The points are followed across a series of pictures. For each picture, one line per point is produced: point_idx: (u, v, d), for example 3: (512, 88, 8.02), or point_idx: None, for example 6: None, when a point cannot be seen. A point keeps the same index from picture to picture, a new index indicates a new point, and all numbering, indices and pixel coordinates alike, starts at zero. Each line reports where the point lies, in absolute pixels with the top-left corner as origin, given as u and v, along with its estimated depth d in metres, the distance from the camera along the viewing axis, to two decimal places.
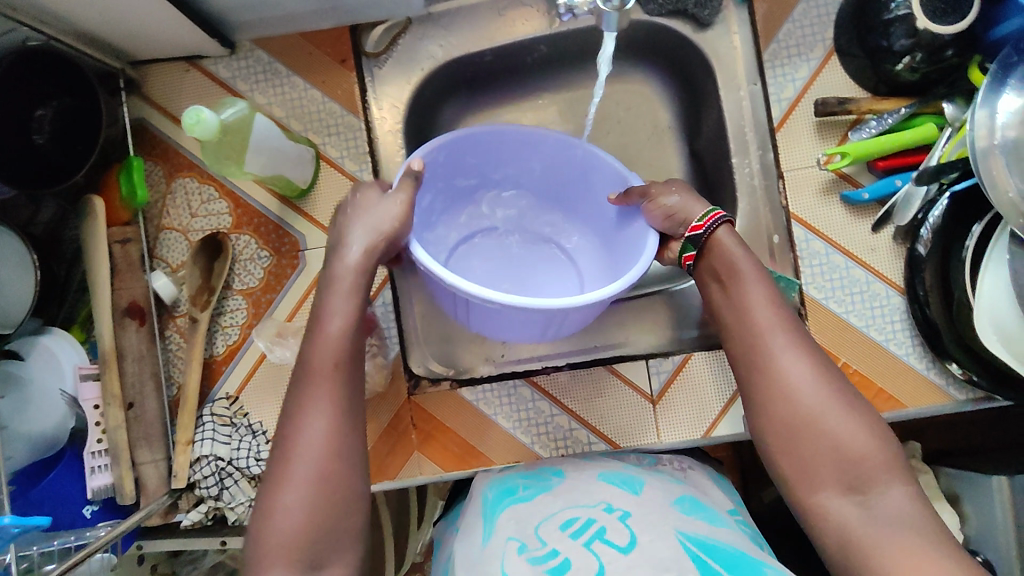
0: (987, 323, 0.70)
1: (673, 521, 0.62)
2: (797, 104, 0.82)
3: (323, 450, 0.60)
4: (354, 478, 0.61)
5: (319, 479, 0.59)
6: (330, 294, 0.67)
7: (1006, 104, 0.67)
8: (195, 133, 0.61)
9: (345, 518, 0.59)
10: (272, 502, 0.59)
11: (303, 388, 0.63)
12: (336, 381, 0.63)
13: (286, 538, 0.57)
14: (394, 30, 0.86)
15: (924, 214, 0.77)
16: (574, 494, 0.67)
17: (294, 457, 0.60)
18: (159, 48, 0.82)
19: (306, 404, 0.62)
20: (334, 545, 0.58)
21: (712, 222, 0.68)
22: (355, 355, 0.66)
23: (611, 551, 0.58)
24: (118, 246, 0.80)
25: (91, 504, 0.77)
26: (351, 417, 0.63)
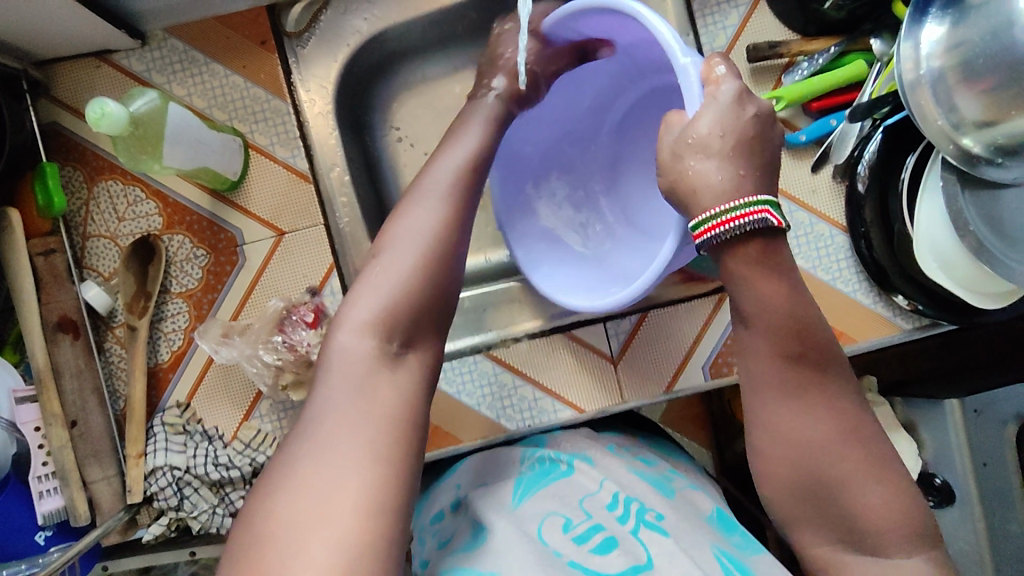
0: (926, 251, 0.72)
1: (707, 533, 0.60)
2: (731, 52, 0.81)
3: (432, 236, 0.60)
4: (449, 286, 0.61)
5: (421, 261, 0.59)
6: (473, 117, 0.70)
7: (929, 34, 0.68)
8: (101, 127, 0.58)
9: (429, 311, 0.59)
10: (384, 267, 0.59)
11: (425, 180, 0.65)
12: (460, 188, 0.64)
13: (378, 302, 0.57)
14: (315, 7, 0.82)
15: (860, 151, 0.78)
16: (615, 478, 0.67)
17: (384, 248, 0.60)
18: (63, 45, 0.77)
19: (421, 200, 0.63)
20: (417, 336, 0.58)
21: (743, 218, 0.53)
22: (478, 178, 0.66)
23: (657, 538, 0.58)
24: (41, 259, 0.76)
25: (43, 529, 0.73)
26: (464, 233, 0.63)
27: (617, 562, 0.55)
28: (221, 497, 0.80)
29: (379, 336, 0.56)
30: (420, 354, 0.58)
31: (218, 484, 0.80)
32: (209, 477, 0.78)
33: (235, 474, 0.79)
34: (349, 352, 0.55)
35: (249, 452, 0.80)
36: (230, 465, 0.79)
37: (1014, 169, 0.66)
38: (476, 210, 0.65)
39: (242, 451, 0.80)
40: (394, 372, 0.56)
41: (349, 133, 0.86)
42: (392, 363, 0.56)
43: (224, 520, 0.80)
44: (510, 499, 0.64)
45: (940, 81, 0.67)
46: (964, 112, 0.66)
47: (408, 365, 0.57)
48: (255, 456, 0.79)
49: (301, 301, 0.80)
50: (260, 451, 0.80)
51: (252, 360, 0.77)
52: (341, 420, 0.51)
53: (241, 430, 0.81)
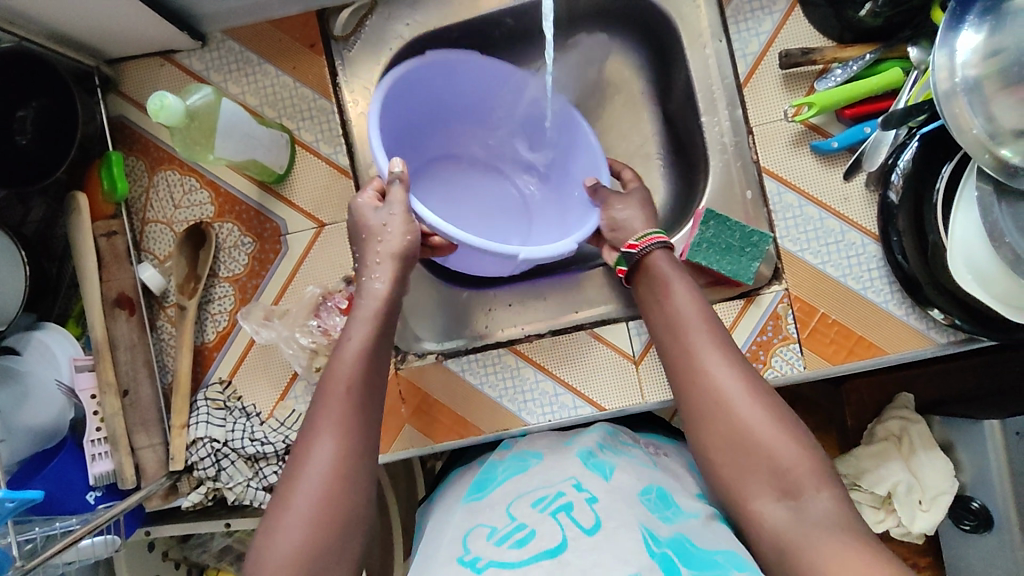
0: (960, 262, 0.71)
1: (638, 512, 0.60)
2: (763, 58, 0.81)
3: (332, 468, 0.58)
4: (353, 511, 0.58)
5: (324, 497, 0.57)
6: (356, 317, 0.67)
7: (966, 43, 0.68)
8: (161, 118, 0.63)
9: (340, 544, 0.57)
10: (281, 512, 0.57)
11: (320, 403, 0.62)
12: (347, 405, 0.62)
13: (284, 551, 0.55)
14: (361, 12, 0.87)
15: (895, 158, 0.76)
16: (547, 474, 0.67)
17: (299, 479, 0.58)
18: (130, 44, 0.84)
19: (317, 430, 0.60)
20: (328, 570, 0.55)
21: (647, 243, 0.71)
22: (373, 383, 0.64)
23: (575, 528, 0.57)
24: (104, 239, 0.82)
25: (93, 490, 0.80)
26: (347, 447, 0.60)
27: (533, 545, 0.56)
28: (255, 471, 0.85)
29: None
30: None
31: (253, 458, 0.85)
32: (245, 450, 0.83)
33: (269, 450, 0.84)
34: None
35: (284, 430, 0.85)
36: (265, 441, 0.84)
37: None
38: (372, 436, 0.62)
39: (277, 429, 0.85)
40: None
41: None
42: None
43: (257, 493, 0.84)
44: (448, 527, 0.65)
45: (976, 90, 0.67)
46: (1001, 121, 0.66)
47: None
48: (289, 434, 0.84)
49: (336, 289, 0.84)
50: (294, 429, 0.85)
51: (290, 342, 0.82)
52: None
53: (277, 409, 0.86)
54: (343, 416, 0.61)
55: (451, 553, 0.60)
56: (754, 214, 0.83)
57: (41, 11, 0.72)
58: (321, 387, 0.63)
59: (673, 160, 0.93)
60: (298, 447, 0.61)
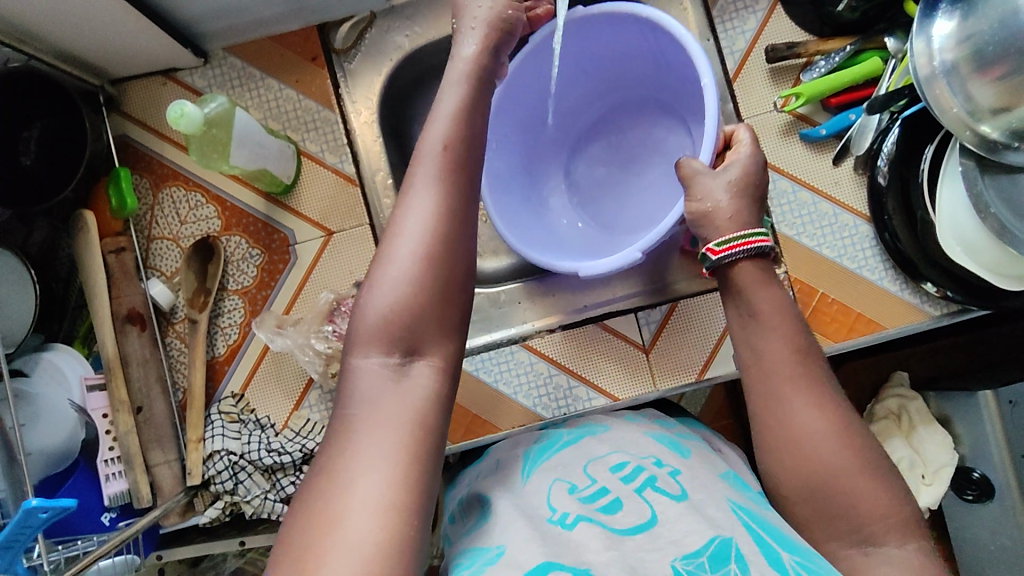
0: (949, 236, 0.75)
1: (722, 488, 0.62)
2: (750, 54, 0.85)
3: (432, 220, 0.55)
4: (460, 269, 0.55)
5: (427, 246, 0.54)
6: (450, 75, 0.63)
7: (940, 30, 0.73)
8: (180, 126, 0.64)
9: (443, 308, 0.54)
10: (382, 267, 0.54)
11: (419, 162, 0.58)
12: (446, 161, 0.56)
13: (378, 316, 0.53)
14: (361, 25, 0.90)
15: (879, 143, 0.81)
16: (623, 445, 0.69)
17: (394, 232, 0.55)
18: (135, 63, 0.85)
19: (420, 185, 0.56)
20: (425, 338, 0.54)
21: (733, 249, 0.64)
22: (472, 148, 0.58)
23: (664, 499, 0.58)
24: (112, 255, 0.82)
25: (109, 510, 0.79)
26: (448, 194, 0.55)
27: (624, 519, 0.56)
28: (273, 483, 0.84)
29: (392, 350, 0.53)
30: (430, 363, 0.54)
31: (270, 470, 0.84)
32: (262, 462, 0.82)
33: (287, 460, 0.83)
34: (361, 379, 0.52)
35: (301, 440, 0.84)
36: (282, 451, 0.83)
37: None
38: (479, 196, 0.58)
39: (293, 438, 0.84)
40: (401, 388, 0.52)
41: (391, 142, 0.92)
42: (398, 370, 0.52)
43: (275, 505, 0.83)
44: (520, 484, 0.66)
45: (955, 72, 0.72)
46: (979, 100, 0.70)
47: (416, 376, 0.52)
48: (305, 442, 0.83)
49: (348, 294, 0.84)
50: (310, 438, 0.84)
51: (305, 349, 0.82)
52: (367, 431, 0.49)
53: (291, 419, 0.85)
54: (440, 170, 0.57)
55: (532, 506, 0.60)
56: None
57: (53, 29, 0.73)
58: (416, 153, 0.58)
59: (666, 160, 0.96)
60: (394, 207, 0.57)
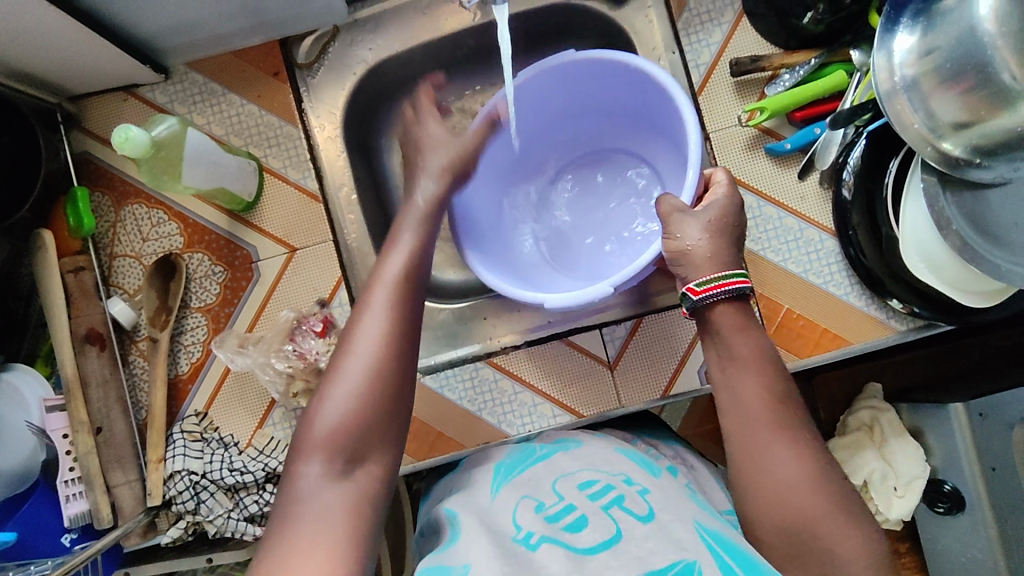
0: (912, 252, 0.74)
1: (690, 506, 0.60)
2: (715, 68, 0.85)
3: (382, 330, 0.60)
4: (405, 384, 0.60)
5: (376, 372, 0.58)
6: (405, 223, 0.69)
7: (901, 44, 0.72)
8: (125, 150, 0.64)
9: (384, 420, 0.58)
10: (333, 378, 0.58)
11: (373, 289, 0.63)
12: (393, 294, 0.62)
13: (325, 428, 0.56)
14: (324, 40, 0.89)
15: (845, 156, 0.80)
16: (594, 460, 0.67)
17: (346, 347, 0.60)
18: (94, 81, 0.84)
19: (373, 307, 0.62)
20: (367, 450, 0.57)
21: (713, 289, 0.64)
22: (416, 295, 0.64)
23: (629, 517, 0.57)
24: (71, 275, 0.81)
25: (69, 532, 0.78)
26: (401, 389, 0.59)
27: (587, 538, 0.55)
28: (236, 502, 0.83)
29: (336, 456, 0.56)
30: (370, 471, 0.57)
31: (232, 489, 0.83)
32: (223, 481, 0.81)
33: (249, 479, 0.82)
34: (303, 485, 0.54)
35: (263, 459, 0.83)
36: (244, 470, 0.82)
37: (995, 168, 0.69)
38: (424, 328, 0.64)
39: (255, 457, 0.83)
40: (342, 489, 0.55)
41: (356, 156, 0.91)
42: (338, 475, 0.55)
43: (238, 524, 0.82)
44: (487, 499, 0.64)
45: (915, 88, 0.71)
46: (940, 116, 0.70)
47: (356, 480, 0.56)
48: (268, 462, 0.83)
49: (311, 312, 0.84)
50: (272, 456, 0.83)
51: (265, 368, 0.82)
52: (306, 531, 0.51)
53: (255, 438, 0.84)
54: (389, 287, 0.63)
55: (497, 525, 0.59)
56: None
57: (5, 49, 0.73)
58: (364, 296, 0.63)
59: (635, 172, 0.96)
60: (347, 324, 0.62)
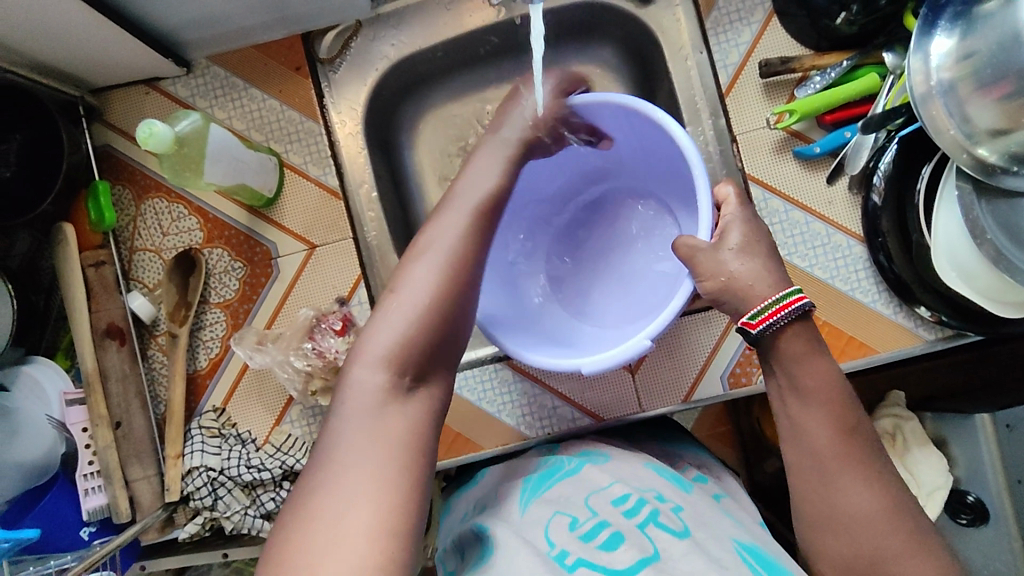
0: (944, 260, 0.73)
1: (726, 526, 0.60)
2: (743, 68, 0.83)
3: (457, 247, 0.61)
4: (471, 296, 0.60)
5: (446, 281, 0.59)
6: (491, 153, 0.72)
7: (938, 47, 0.70)
8: (150, 145, 0.63)
9: (447, 338, 0.58)
10: (404, 288, 0.58)
11: (444, 213, 0.65)
12: (470, 221, 0.64)
13: (392, 332, 0.56)
14: (346, 34, 0.88)
15: (875, 162, 0.79)
16: (625, 476, 0.67)
17: (417, 261, 0.60)
18: (117, 73, 0.83)
19: (451, 224, 0.63)
20: (433, 367, 0.57)
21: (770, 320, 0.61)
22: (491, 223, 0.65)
23: (666, 536, 0.56)
24: (92, 269, 0.81)
25: (87, 525, 0.79)
26: (471, 290, 0.60)
27: (625, 554, 0.54)
28: (253, 499, 0.83)
29: (394, 372, 0.55)
30: (432, 389, 0.57)
31: (250, 485, 0.83)
32: (241, 478, 0.82)
33: (267, 477, 0.82)
34: (364, 378, 0.54)
35: (280, 457, 0.83)
36: (262, 467, 0.82)
37: None
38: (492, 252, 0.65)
39: (273, 454, 0.83)
40: (403, 406, 0.54)
41: (377, 153, 0.90)
42: (402, 394, 0.55)
43: (255, 521, 0.83)
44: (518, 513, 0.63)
45: (952, 92, 0.69)
46: (977, 121, 0.68)
47: (419, 399, 0.55)
48: (286, 459, 0.83)
49: (329, 310, 0.84)
50: (290, 454, 0.83)
51: (284, 366, 0.81)
52: (364, 440, 0.51)
53: (272, 435, 0.84)
54: (468, 214, 0.64)
55: (530, 539, 0.58)
56: None
57: (30, 42, 0.72)
58: (439, 216, 0.65)
59: None
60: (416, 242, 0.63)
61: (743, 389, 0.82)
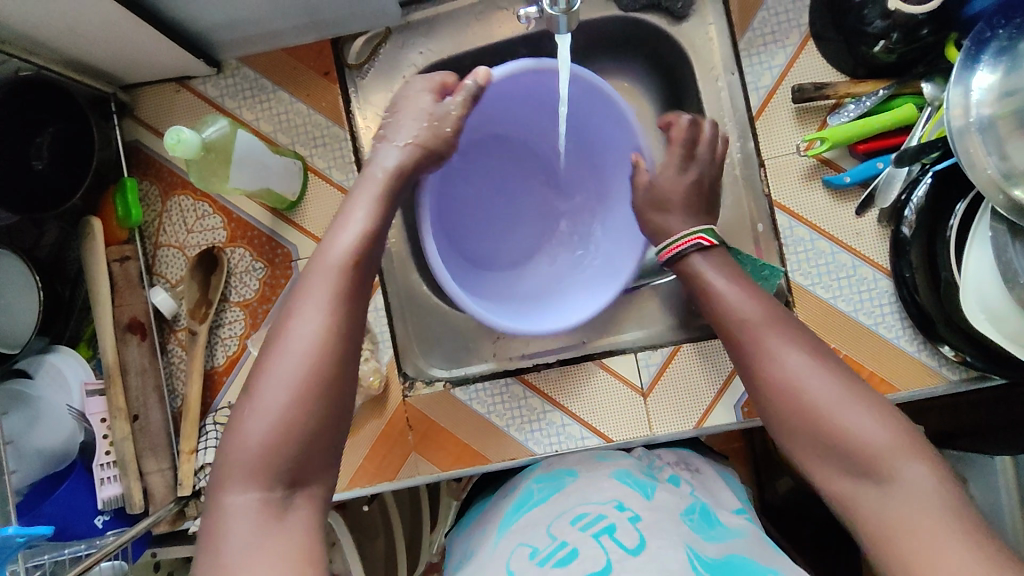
0: (973, 301, 0.70)
1: (683, 533, 0.64)
2: (775, 92, 0.81)
3: (321, 327, 0.57)
4: (342, 390, 0.56)
5: (307, 376, 0.55)
6: (359, 194, 0.66)
7: (980, 81, 0.68)
8: (177, 152, 0.63)
9: (327, 431, 0.55)
10: (264, 380, 0.55)
11: (310, 276, 0.60)
12: (339, 283, 0.59)
13: (254, 446, 0.53)
14: (375, 41, 0.88)
15: (907, 195, 0.76)
16: (585, 492, 0.71)
17: (280, 348, 0.56)
18: (150, 71, 0.85)
19: (309, 291, 0.58)
20: (311, 471, 0.55)
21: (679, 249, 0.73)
22: (358, 288, 0.60)
23: (619, 550, 0.61)
24: (117, 265, 0.82)
25: (103, 514, 0.81)
26: (348, 347, 0.57)
27: (578, 566, 0.59)
28: None
29: (271, 485, 0.53)
30: (312, 491, 0.55)
31: None
32: None
33: None
34: (241, 513, 0.52)
35: None
36: None
37: None
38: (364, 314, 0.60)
39: None
40: (283, 522, 0.52)
41: None
42: (281, 505, 0.53)
43: None
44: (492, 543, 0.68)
45: (990, 129, 0.67)
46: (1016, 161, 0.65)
47: (299, 508, 0.53)
48: None
49: None
50: None
51: None
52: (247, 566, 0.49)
53: None
54: (329, 278, 0.59)
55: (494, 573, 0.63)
56: (734, 240, 0.85)
57: (69, 42, 0.74)
58: (307, 273, 0.60)
59: None
60: (280, 318, 0.58)
61: (757, 420, 0.81)
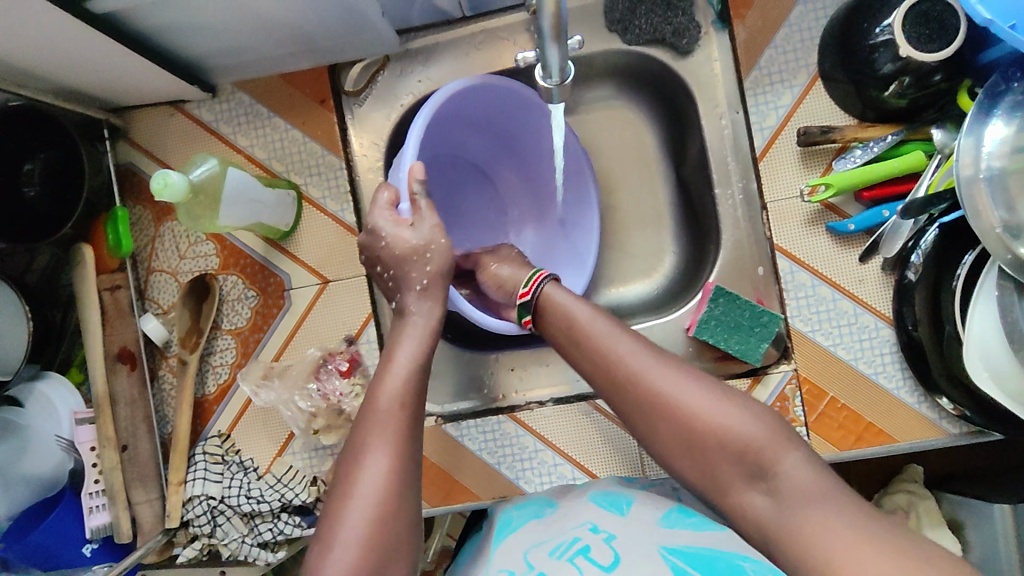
0: (976, 359, 0.68)
1: (656, 535, 0.62)
2: (780, 133, 0.79)
3: (386, 471, 0.59)
4: (406, 534, 0.58)
5: (376, 521, 0.56)
6: (404, 341, 0.69)
7: (993, 133, 0.66)
8: (164, 196, 0.63)
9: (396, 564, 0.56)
10: (331, 537, 0.56)
11: (365, 423, 0.62)
12: (400, 424, 0.62)
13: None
14: (372, 68, 0.86)
15: (914, 242, 0.75)
16: (562, 522, 0.67)
17: (349, 496, 0.57)
18: (144, 96, 0.83)
19: (369, 445, 0.60)
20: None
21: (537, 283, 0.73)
22: (417, 428, 0.63)
23: (593, 569, 0.58)
24: (108, 293, 0.82)
25: (90, 542, 0.80)
26: (407, 503, 0.59)
27: None
28: (251, 527, 0.83)
29: None
30: None
31: (249, 514, 0.84)
32: (241, 508, 0.82)
33: (265, 508, 0.83)
34: None
35: (279, 488, 0.84)
36: (260, 499, 0.83)
37: None
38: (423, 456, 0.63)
39: (272, 486, 0.84)
40: None
41: None
42: None
43: (253, 550, 0.83)
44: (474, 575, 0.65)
45: (1000, 183, 0.65)
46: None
47: None
48: (286, 493, 0.83)
49: (337, 350, 0.85)
50: (291, 488, 0.84)
51: (289, 404, 0.82)
52: None
53: (274, 465, 0.85)
54: (387, 421, 0.62)
55: None
56: (734, 282, 0.84)
57: (60, 72, 0.73)
58: (361, 419, 0.62)
59: (683, 225, 0.91)
60: (342, 470, 0.60)
61: None
